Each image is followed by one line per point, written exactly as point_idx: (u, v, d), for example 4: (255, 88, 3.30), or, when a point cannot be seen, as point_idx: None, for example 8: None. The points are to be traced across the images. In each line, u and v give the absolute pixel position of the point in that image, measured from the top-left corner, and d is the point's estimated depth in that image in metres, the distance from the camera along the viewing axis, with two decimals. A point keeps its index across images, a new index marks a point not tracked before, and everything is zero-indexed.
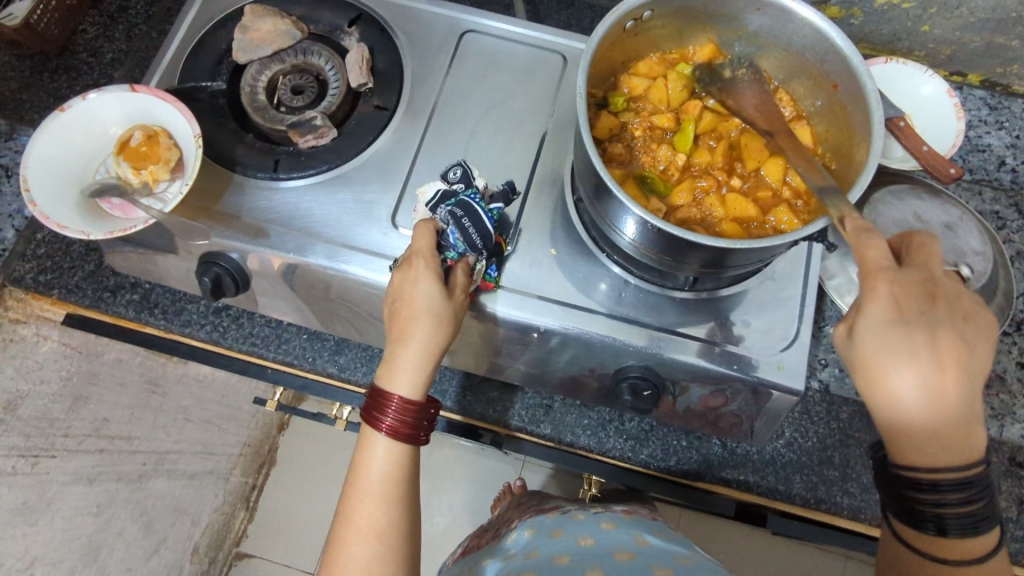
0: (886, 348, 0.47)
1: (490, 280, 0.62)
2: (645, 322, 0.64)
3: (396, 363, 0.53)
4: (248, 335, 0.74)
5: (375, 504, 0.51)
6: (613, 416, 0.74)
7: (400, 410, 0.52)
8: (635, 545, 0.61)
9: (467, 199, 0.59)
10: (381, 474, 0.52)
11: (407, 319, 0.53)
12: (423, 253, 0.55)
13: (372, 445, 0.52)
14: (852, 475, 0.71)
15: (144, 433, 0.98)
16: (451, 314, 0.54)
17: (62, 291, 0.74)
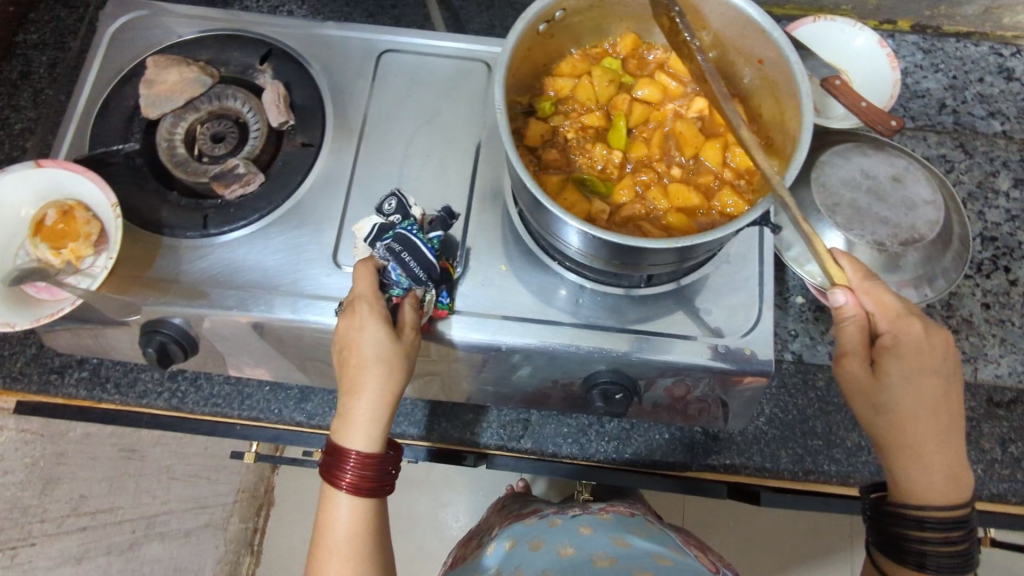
0: (906, 391, 0.50)
1: (443, 308, 0.60)
2: (607, 325, 0.62)
3: (351, 415, 0.52)
4: (208, 397, 0.72)
5: (342, 565, 0.51)
6: (591, 420, 0.73)
7: (359, 465, 0.51)
8: (615, 548, 0.60)
9: (405, 232, 0.57)
10: (345, 532, 0.51)
11: (357, 367, 0.53)
12: (366, 296, 0.55)
13: (334, 503, 0.52)
14: (837, 442, 0.71)
15: (127, 502, 1.02)
16: (400, 356, 0.54)
17: (6, 380, 0.71)
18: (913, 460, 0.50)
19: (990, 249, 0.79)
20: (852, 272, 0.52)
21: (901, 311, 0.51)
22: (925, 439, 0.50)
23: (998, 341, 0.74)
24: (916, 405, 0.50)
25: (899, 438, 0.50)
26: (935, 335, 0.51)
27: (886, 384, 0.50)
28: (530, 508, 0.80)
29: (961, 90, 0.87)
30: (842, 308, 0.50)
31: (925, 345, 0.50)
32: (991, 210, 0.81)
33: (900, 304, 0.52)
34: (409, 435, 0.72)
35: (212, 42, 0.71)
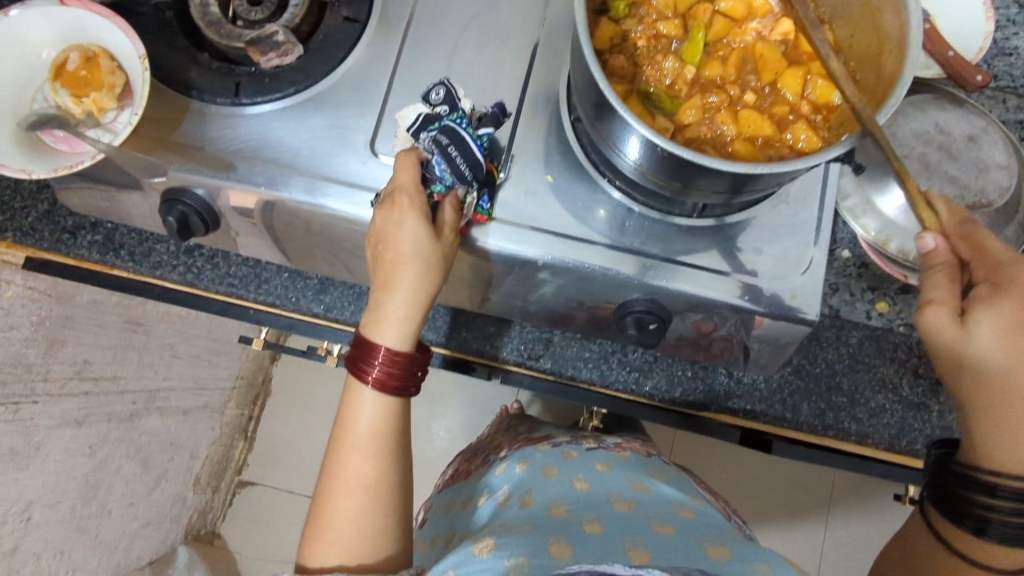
0: (998, 347, 0.47)
1: (482, 214, 0.57)
2: (650, 252, 0.59)
3: (384, 311, 0.53)
4: (224, 275, 0.68)
5: (363, 458, 0.53)
6: (616, 347, 0.70)
7: (387, 362, 0.52)
8: (632, 492, 0.71)
9: (453, 124, 0.55)
10: (368, 427, 0.53)
11: (393, 262, 0.52)
12: (407, 188, 0.53)
13: (359, 397, 0.53)
14: (861, 400, 0.70)
15: (128, 371, 1.06)
16: (439, 257, 0.53)
17: (16, 235, 0.67)
18: (995, 421, 0.49)
19: None
20: (948, 216, 0.50)
21: (1003, 260, 0.48)
22: (1012, 401, 0.48)
23: None
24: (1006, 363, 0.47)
25: (983, 395, 0.49)
26: None
27: (974, 336, 0.48)
28: (536, 436, 0.92)
29: None
30: (933, 254, 0.50)
31: None
32: None
33: (1002, 253, 0.49)
34: (427, 341, 0.70)
35: None
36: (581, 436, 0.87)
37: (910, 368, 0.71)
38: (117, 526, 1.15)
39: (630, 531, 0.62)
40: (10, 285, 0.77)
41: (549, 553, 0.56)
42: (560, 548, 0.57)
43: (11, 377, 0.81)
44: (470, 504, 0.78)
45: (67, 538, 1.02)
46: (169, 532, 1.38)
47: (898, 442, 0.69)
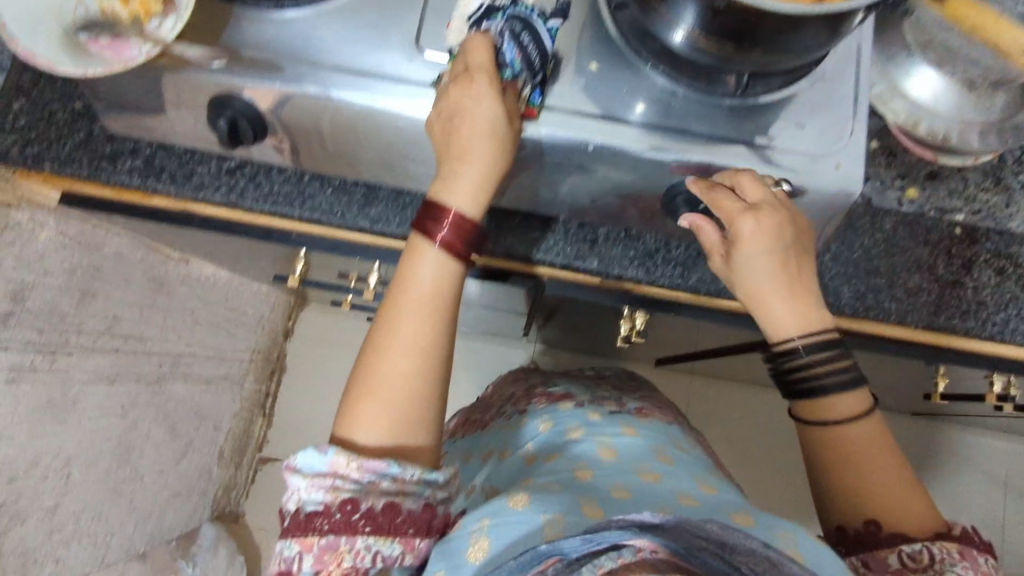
0: (758, 261, 0.61)
1: (533, 108, 0.58)
2: (695, 132, 0.60)
3: (457, 179, 0.56)
4: (268, 194, 0.68)
5: (422, 315, 0.56)
6: (659, 244, 0.71)
7: (455, 226, 0.56)
8: (657, 462, 0.73)
9: (526, 14, 0.56)
10: (428, 286, 0.56)
11: (468, 134, 0.55)
12: (484, 68, 0.55)
13: (421, 256, 0.56)
14: (898, 281, 0.72)
15: (155, 332, 1.05)
16: (506, 138, 0.56)
17: (53, 164, 0.67)
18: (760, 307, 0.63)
19: None
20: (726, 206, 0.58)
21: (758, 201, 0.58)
22: (763, 292, 0.62)
23: None
24: (752, 273, 0.62)
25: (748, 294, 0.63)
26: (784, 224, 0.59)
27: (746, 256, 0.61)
28: (552, 392, 0.96)
29: None
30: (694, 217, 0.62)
31: (761, 231, 0.59)
32: None
33: (762, 194, 0.58)
34: None
35: None
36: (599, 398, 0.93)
37: (943, 249, 0.73)
38: (149, 493, 1.16)
39: (656, 499, 0.63)
40: (43, 229, 0.76)
41: (583, 513, 0.58)
42: (592, 509, 0.59)
43: (47, 325, 0.81)
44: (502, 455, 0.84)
45: (104, 500, 1.02)
46: (198, 505, 1.38)
47: (938, 318, 0.71)
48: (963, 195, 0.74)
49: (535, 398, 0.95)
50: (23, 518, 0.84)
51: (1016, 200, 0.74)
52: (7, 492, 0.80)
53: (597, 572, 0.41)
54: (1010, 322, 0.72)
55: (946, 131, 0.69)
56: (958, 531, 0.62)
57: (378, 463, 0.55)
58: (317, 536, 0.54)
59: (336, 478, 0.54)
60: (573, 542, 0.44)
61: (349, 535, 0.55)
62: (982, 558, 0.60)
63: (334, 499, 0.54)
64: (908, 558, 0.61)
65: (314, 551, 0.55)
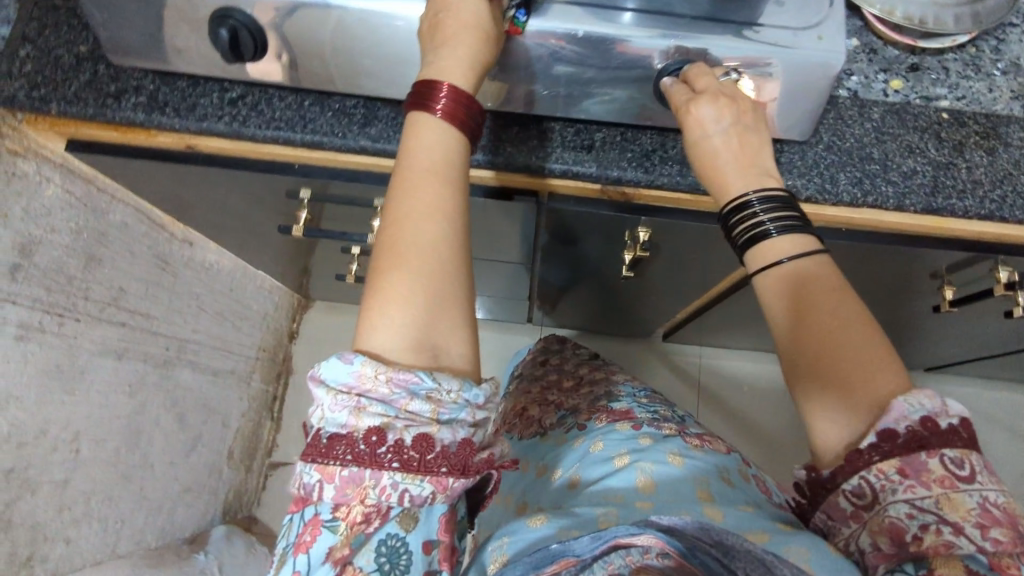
0: (715, 136, 0.61)
1: (517, 27, 0.61)
2: (682, 14, 0.62)
3: (444, 60, 0.58)
4: (270, 120, 0.69)
5: (433, 180, 0.57)
6: (656, 145, 0.72)
7: (452, 93, 0.58)
8: (699, 498, 0.73)
9: None
10: (433, 152, 0.58)
11: (455, 25, 0.58)
12: None
13: (424, 125, 0.58)
14: (893, 166, 0.73)
15: (161, 311, 1.05)
16: (493, 33, 0.60)
17: (60, 104, 0.68)
18: (719, 177, 0.62)
19: None
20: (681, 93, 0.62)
21: (705, 82, 0.61)
22: (721, 165, 0.61)
23: None
24: (709, 148, 0.61)
25: (709, 171, 0.62)
26: (718, 97, 0.61)
27: (706, 135, 0.61)
28: (614, 407, 0.99)
29: None
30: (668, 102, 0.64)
31: (705, 107, 0.60)
32: None
33: (710, 79, 0.61)
34: (474, 162, 0.71)
35: None
36: (659, 420, 0.93)
37: (933, 133, 0.74)
38: (159, 484, 1.14)
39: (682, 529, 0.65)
40: (49, 184, 0.77)
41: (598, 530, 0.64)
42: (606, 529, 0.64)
43: (54, 286, 0.81)
44: (553, 477, 0.89)
45: (113, 484, 1.00)
46: (209, 506, 1.34)
47: (936, 199, 0.72)
48: (945, 83, 0.75)
49: (596, 414, 0.98)
50: (33, 488, 0.83)
51: (998, 83, 0.76)
52: (15, 458, 0.79)
53: (608, 568, 0.52)
54: (1009, 199, 0.72)
55: (921, 15, 0.72)
56: (902, 437, 0.51)
57: (409, 377, 0.53)
58: (338, 464, 0.52)
59: (361, 397, 0.53)
60: (583, 545, 0.51)
61: (375, 469, 0.52)
62: (929, 459, 0.51)
63: (358, 424, 0.53)
64: (853, 496, 0.54)
65: (335, 482, 0.53)
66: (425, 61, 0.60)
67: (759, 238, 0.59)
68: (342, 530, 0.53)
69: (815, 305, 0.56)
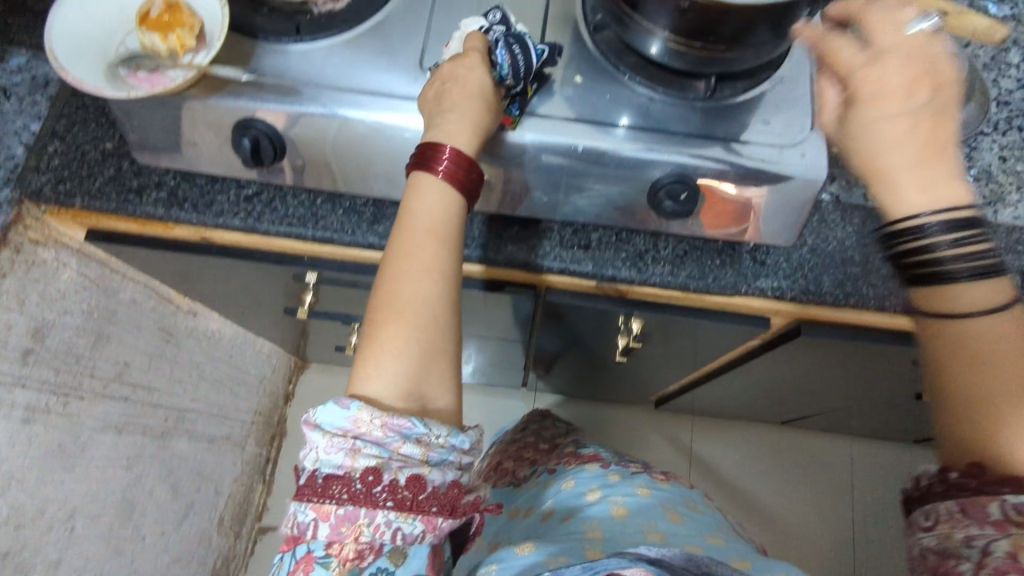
0: (882, 126, 0.59)
1: (511, 117, 0.65)
2: (674, 131, 0.67)
3: (447, 123, 0.60)
4: (283, 217, 0.73)
5: (430, 242, 0.60)
6: (649, 246, 0.76)
7: (453, 158, 0.60)
8: (666, 526, 0.79)
9: (523, 35, 0.63)
10: (433, 214, 0.60)
11: (459, 93, 0.61)
12: (480, 51, 0.64)
13: (425, 188, 0.61)
14: (874, 268, 0.77)
15: (162, 384, 1.07)
16: (494, 100, 0.62)
17: (84, 198, 0.71)
18: (889, 191, 0.60)
19: (1006, 112, 0.86)
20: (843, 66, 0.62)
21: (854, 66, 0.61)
22: (898, 168, 0.59)
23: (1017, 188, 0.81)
24: (881, 144, 0.60)
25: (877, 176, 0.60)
26: (886, 77, 0.60)
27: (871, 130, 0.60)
28: (582, 451, 1.06)
29: None
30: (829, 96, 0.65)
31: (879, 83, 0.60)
32: (1004, 79, 0.88)
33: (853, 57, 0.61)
34: (478, 258, 0.75)
35: None
36: (626, 462, 1.01)
37: None
38: (150, 557, 1.13)
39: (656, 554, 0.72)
40: (66, 268, 0.80)
41: (586, 554, 0.70)
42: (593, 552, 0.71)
43: (62, 367, 0.83)
44: (527, 511, 0.93)
45: (104, 560, 0.99)
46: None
47: None
48: None
49: (565, 458, 1.05)
50: (27, 569, 0.83)
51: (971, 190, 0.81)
52: (12, 540, 0.79)
53: None
54: None
55: None
56: None
57: (402, 422, 0.56)
58: (334, 503, 0.54)
59: (355, 440, 0.55)
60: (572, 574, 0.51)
61: (369, 508, 0.54)
62: None
63: (354, 465, 0.55)
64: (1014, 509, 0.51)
65: (330, 520, 0.54)
66: (432, 122, 0.61)
67: (931, 265, 0.58)
68: (334, 565, 0.55)
69: (982, 351, 0.55)
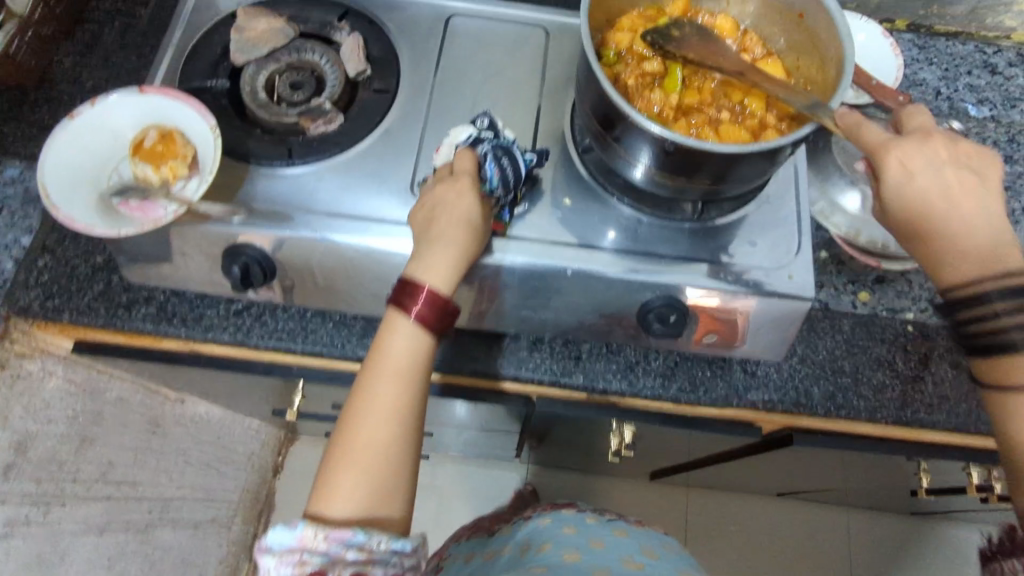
0: (903, 204, 0.58)
1: (501, 223, 0.65)
2: (662, 253, 0.67)
3: (431, 254, 0.59)
4: (273, 331, 0.73)
5: (397, 384, 0.57)
6: (639, 357, 0.76)
7: (431, 297, 0.58)
8: (642, 559, 0.79)
9: (509, 145, 0.63)
10: (405, 356, 0.58)
11: (444, 220, 0.60)
12: (467, 169, 0.62)
13: (399, 326, 0.58)
14: (864, 378, 0.77)
15: (147, 477, 1.05)
16: (479, 228, 0.61)
17: (73, 314, 0.71)
18: (939, 265, 0.58)
19: None
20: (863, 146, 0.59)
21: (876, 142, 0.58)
22: (940, 241, 0.57)
23: None
24: (919, 219, 0.58)
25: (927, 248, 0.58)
26: (900, 153, 0.57)
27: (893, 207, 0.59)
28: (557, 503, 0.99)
29: (954, 80, 0.94)
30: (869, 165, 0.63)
31: (903, 164, 0.57)
32: None
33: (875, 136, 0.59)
34: (469, 371, 0.74)
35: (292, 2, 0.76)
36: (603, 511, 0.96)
37: (900, 346, 0.79)
38: None
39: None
40: (52, 376, 0.79)
41: None
42: None
43: (45, 475, 0.82)
44: (496, 551, 0.88)
45: None
46: None
47: (904, 412, 0.76)
48: (909, 295, 0.81)
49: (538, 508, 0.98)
50: None
51: None
52: None
53: None
54: (973, 413, 0.76)
55: (884, 239, 0.79)
56: None
57: (343, 532, 0.52)
58: None
59: (302, 553, 0.52)
60: None
61: None
62: None
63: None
64: None
65: None
66: (415, 253, 0.60)
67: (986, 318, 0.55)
68: None
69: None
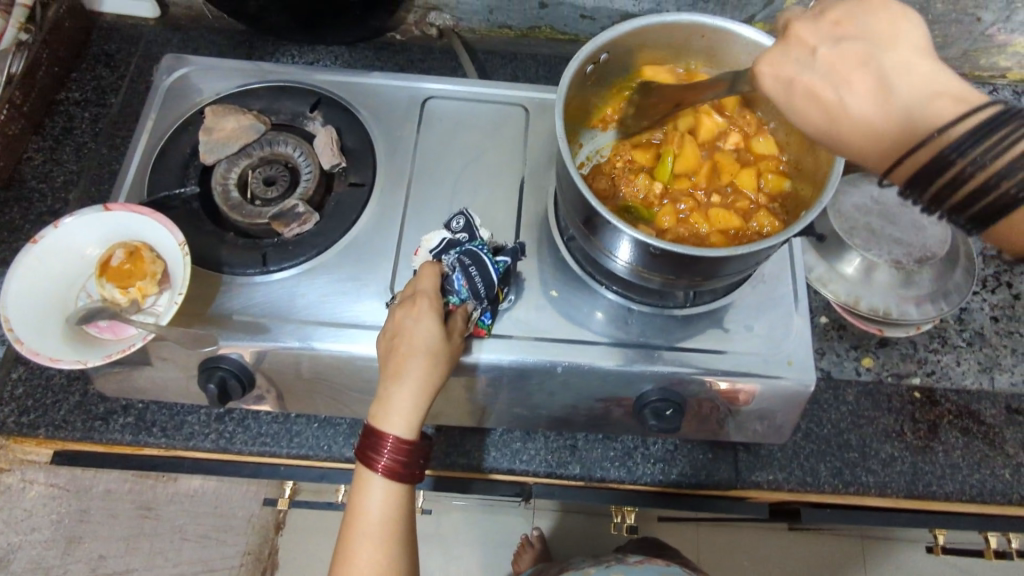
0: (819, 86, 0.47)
1: (482, 327, 0.61)
2: (655, 343, 0.65)
3: (392, 400, 0.55)
4: (257, 436, 0.70)
5: (374, 548, 0.54)
6: (637, 443, 0.74)
7: (395, 450, 0.54)
8: None
9: (475, 249, 0.60)
10: (379, 516, 0.54)
11: (405, 360, 0.55)
12: (428, 292, 0.58)
13: (369, 486, 0.55)
14: (872, 452, 0.74)
15: (141, 563, 1.03)
16: (445, 357, 0.56)
17: (48, 429, 0.69)
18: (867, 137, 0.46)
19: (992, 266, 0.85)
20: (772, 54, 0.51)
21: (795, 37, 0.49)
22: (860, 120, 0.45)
23: (1011, 351, 0.80)
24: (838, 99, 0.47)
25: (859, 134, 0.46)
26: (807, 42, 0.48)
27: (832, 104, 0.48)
28: None
29: None
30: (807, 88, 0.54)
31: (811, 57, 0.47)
32: None
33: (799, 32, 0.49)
34: (461, 466, 0.72)
35: (263, 93, 0.74)
36: None
37: (907, 415, 0.76)
38: None
39: None
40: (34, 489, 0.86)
41: None
42: None
43: None
44: None
45: None
46: None
47: (916, 487, 0.72)
48: (914, 358, 0.79)
49: None
50: None
51: (965, 356, 0.79)
52: None
53: None
54: (988, 483, 0.73)
55: (885, 305, 0.76)
56: None
57: None
58: None
59: None
60: None
61: None
62: None
63: None
64: None
65: None
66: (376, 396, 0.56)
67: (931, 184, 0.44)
68: None
69: None
